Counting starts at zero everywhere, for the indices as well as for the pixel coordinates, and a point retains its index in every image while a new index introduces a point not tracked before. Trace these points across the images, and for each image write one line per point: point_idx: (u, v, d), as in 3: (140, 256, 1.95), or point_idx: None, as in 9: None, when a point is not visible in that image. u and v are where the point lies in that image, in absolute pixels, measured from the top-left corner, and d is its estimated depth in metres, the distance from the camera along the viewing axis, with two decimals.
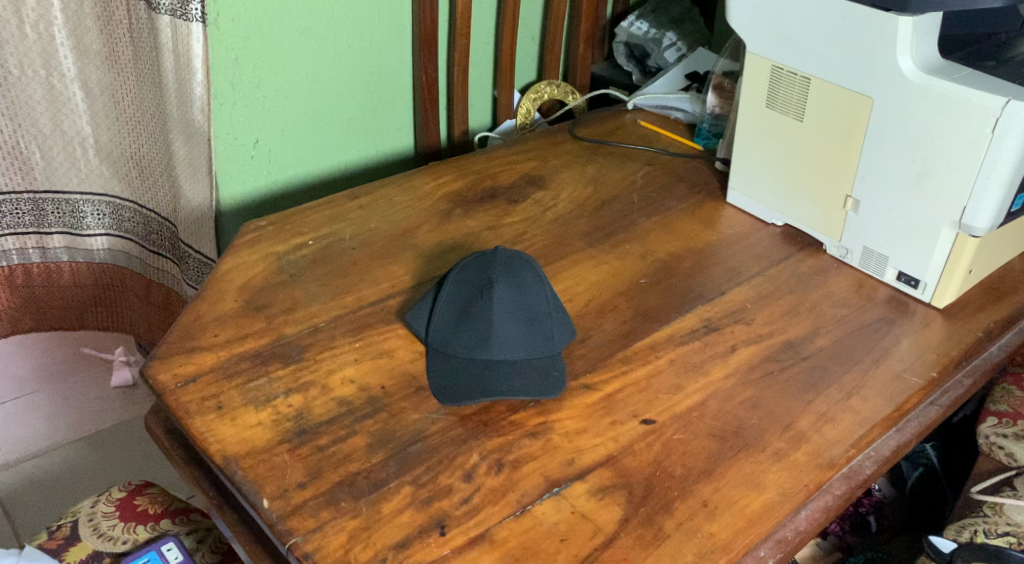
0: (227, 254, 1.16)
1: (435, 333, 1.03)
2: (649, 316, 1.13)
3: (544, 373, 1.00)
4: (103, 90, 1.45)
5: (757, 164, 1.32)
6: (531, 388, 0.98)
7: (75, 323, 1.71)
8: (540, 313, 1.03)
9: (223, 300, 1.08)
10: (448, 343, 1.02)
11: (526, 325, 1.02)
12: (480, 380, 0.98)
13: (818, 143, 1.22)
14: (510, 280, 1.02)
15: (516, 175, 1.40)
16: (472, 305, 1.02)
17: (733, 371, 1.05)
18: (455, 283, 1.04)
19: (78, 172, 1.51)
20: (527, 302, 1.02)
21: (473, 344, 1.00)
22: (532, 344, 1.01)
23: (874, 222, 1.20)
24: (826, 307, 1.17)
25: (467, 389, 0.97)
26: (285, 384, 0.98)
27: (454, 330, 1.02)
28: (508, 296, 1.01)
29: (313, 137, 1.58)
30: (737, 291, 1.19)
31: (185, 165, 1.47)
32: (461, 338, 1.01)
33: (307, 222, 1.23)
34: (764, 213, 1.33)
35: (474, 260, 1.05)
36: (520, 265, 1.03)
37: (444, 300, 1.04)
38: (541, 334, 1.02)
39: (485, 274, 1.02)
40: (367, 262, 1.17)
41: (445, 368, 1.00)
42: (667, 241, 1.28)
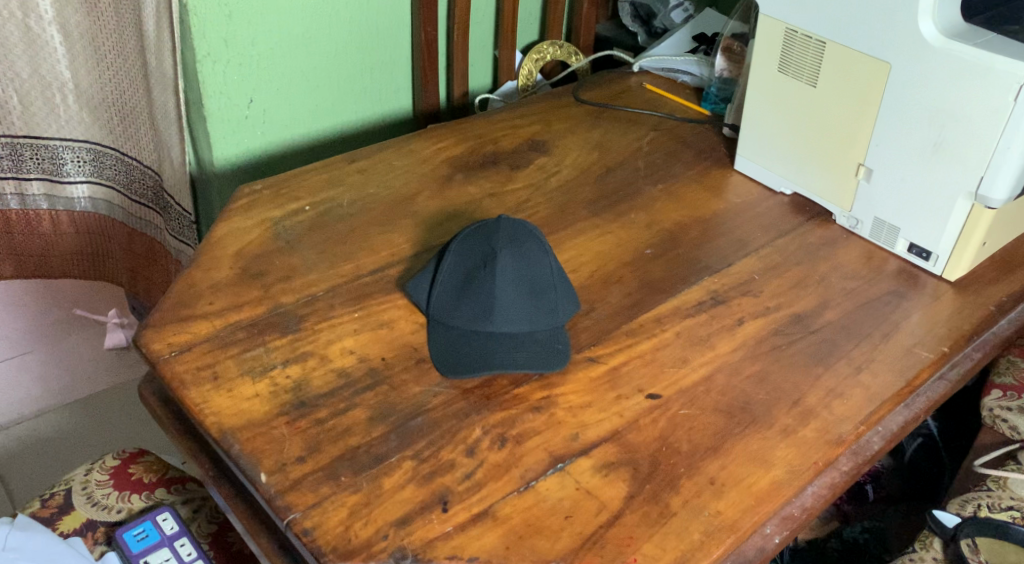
0: (223, 219, 1.13)
1: (438, 303, 1.01)
2: (654, 288, 1.11)
3: (548, 346, 0.98)
4: (94, 41, 1.44)
5: (767, 132, 1.29)
6: (534, 362, 0.96)
7: (57, 273, 1.69)
8: (545, 284, 1.01)
9: (218, 267, 1.06)
10: (449, 314, 0.99)
11: (530, 296, 1.00)
12: (482, 353, 0.96)
13: (829, 110, 1.19)
14: (515, 251, 1.00)
15: (518, 139, 1.37)
16: (475, 274, 0.99)
17: (740, 345, 1.03)
18: (458, 253, 1.01)
19: (62, 122, 1.48)
20: (531, 272, 1.00)
21: (475, 315, 0.98)
22: (536, 316, 0.99)
23: (887, 193, 1.17)
24: (834, 279, 1.15)
25: (469, 362, 0.95)
26: (283, 354, 0.96)
27: (457, 300, 1.00)
28: (513, 266, 0.99)
29: (309, 98, 1.55)
30: (745, 262, 1.17)
31: (164, 116, 1.46)
32: (463, 308, 0.99)
33: (303, 186, 1.20)
34: (773, 181, 1.31)
35: (478, 229, 1.02)
36: (524, 234, 1.01)
37: (446, 269, 1.01)
38: (546, 306, 1.00)
39: (488, 243, 1.00)
40: (366, 230, 1.15)
41: (447, 339, 0.98)
42: (673, 211, 1.25)
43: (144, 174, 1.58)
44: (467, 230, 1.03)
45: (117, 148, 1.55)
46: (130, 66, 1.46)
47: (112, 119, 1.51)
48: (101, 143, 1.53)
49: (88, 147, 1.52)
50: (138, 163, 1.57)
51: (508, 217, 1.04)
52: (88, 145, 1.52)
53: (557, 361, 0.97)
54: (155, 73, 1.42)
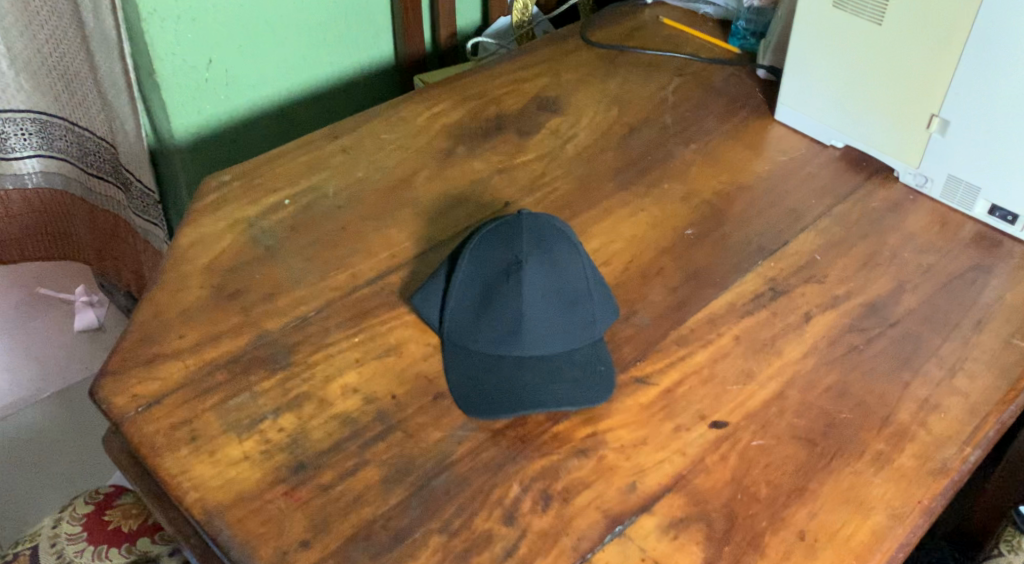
0: (188, 224, 0.96)
1: (452, 321, 0.85)
2: (702, 280, 0.95)
3: (586, 369, 0.83)
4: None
5: (818, 74, 1.11)
6: (574, 392, 0.81)
7: (13, 255, 1.46)
8: (578, 292, 0.85)
9: (186, 287, 0.89)
10: (468, 336, 0.84)
11: (563, 309, 0.84)
12: (511, 384, 0.81)
13: (900, 49, 1.01)
14: (543, 257, 0.83)
15: (524, 97, 1.18)
16: (498, 287, 0.83)
17: (811, 350, 0.88)
18: (474, 260, 0.84)
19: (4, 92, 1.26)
20: (563, 280, 0.84)
21: (499, 337, 0.83)
22: (571, 332, 0.84)
23: (967, 147, 1.00)
24: (908, 254, 0.99)
25: (498, 398, 0.80)
26: (274, 400, 0.79)
27: (476, 318, 0.84)
28: (543, 275, 0.83)
29: (279, 53, 1.35)
30: (803, 239, 1.00)
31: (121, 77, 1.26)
32: (485, 328, 0.83)
33: (281, 174, 1.03)
34: (822, 134, 1.13)
35: (496, 227, 0.85)
36: (553, 234, 0.85)
37: (461, 280, 0.85)
38: (581, 320, 0.85)
39: (511, 248, 0.83)
40: (359, 226, 0.98)
41: (466, 367, 0.83)
42: (712, 177, 1.08)
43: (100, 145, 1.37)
44: (482, 230, 0.86)
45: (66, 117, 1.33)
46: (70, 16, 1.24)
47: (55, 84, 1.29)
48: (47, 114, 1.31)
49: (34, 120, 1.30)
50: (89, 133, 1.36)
51: (531, 211, 0.87)
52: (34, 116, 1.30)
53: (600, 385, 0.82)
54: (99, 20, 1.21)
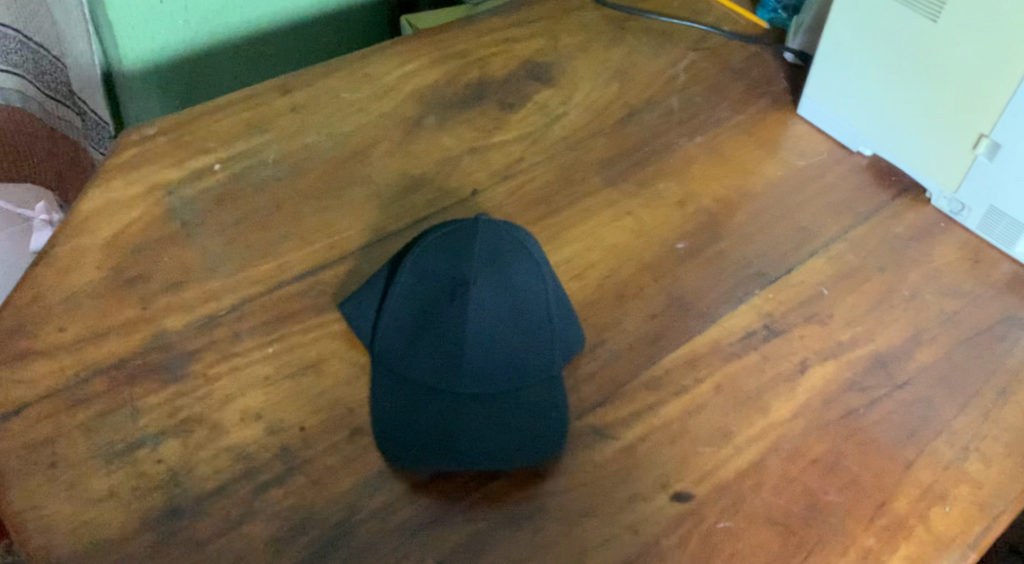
0: (96, 185, 0.82)
1: (383, 344, 0.71)
2: (687, 307, 0.81)
3: (540, 415, 0.69)
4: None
5: (852, 71, 0.96)
6: (520, 445, 0.67)
7: None
8: (537, 318, 0.71)
9: (79, 266, 0.76)
10: (400, 363, 0.70)
11: (516, 338, 0.70)
12: (446, 429, 0.67)
13: (950, 56, 0.86)
14: (496, 274, 0.70)
15: (512, 61, 1.03)
16: (440, 308, 0.70)
17: (803, 409, 0.75)
18: (414, 272, 0.71)
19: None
20: (517, 302, 0.71)
21: (435, 367, 0.69)
22: (523, 367, 0.70)
23: (1015, 177, 0.85)
24: (930, 296, 0.85)
25: (427, 447, 0.67)
26: (159, 422, 0.67)
27: (410, 342, 0.70)
28: (493, 297, 0.70)
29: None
30: (810, 266, 0.86)
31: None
32: (420, 357, 0.70)
33: (216, 131, 0.88)
34: (849, 137, 0.98)
35: (444, 235, 0.72)
36: (510, 247, 0.71)
37: (398, 295, 0.71)
38: (537, 352, 0.71)
39: (459, 263, 0.70)
40: (296, 205, 0.84)
41: (393, 402, 0.69)
42: (715, 178, 0.94)
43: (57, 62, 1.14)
44: (428, 237, 0.73)
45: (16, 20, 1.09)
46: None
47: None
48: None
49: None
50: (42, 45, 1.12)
51: (488, 217, 0.74)
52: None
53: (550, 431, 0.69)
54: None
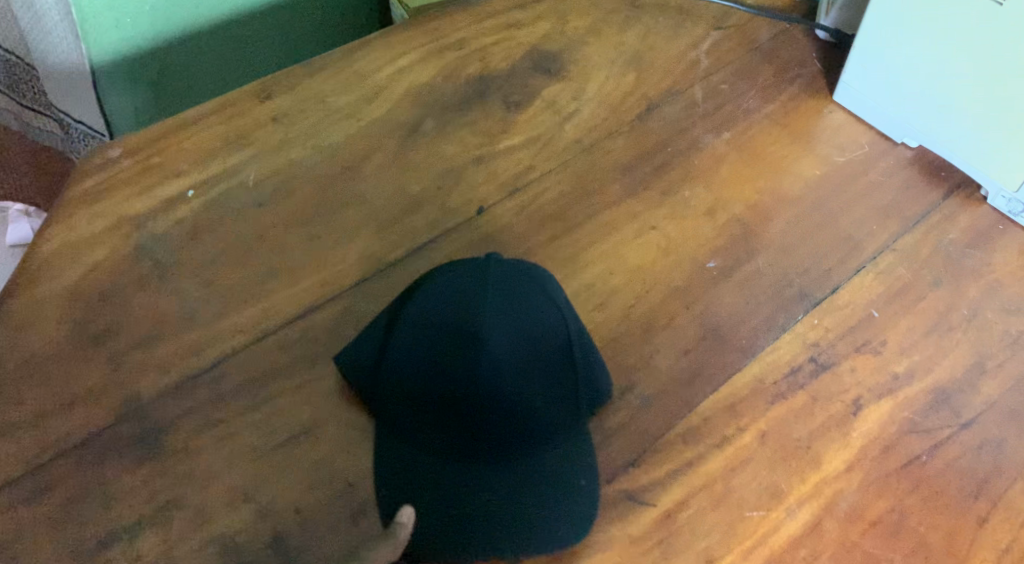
0: (56, 222, 0.72)
1: (384, 406, 0.64)
2: (725, 339, 0.72)
3: (566, 481, 0.63)
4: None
5: (898, 54, 0.85)
6: (546, 517, 0.62)
7: None
8: (557, 369, 0.65)
9: (38, 321, 0.67)
10: (411, 431, 0.64)
11: (535, 395, 0.64)
12: (464, 504, 0.62)
13: (1017, 43, 0.76)
14: (511, 326, 0.64)
15: (517, 48, 0.92)
16: (448, 366, 0.63)
17: (859, 459, 0.67)
18: (415, 326, 0.64)
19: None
20: (535, 355, 0.65)
21: (448, 432, 0.63)
22: (544, 426, 0.64)
23: None
24: (992, 314, 0.76)
25: (445, 527, 0.62)
26: (136, 509, 0.61)
27: (416, 405, 0.64)
28: (509, 352, 0.64)
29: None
30: (859, 283, 0.77)
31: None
32: (429, 422, 0.64)
33: (188, 149, 0.78)
34: (893, 126, 0.88)
35: (447, 282, 0.65)
36: (523, 294, 0.65)
37: (401, 354, 0.64)
38: (558, 407, 0.65)
39: (468, 315, 0.64)
40: (281, 234, 0.74)
41: (400, 474, 0.63)
42: (749, 180, 0.84)
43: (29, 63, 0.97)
44: (427, 282, 0.66)
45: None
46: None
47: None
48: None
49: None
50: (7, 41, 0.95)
51: (493, 258, 0.67)
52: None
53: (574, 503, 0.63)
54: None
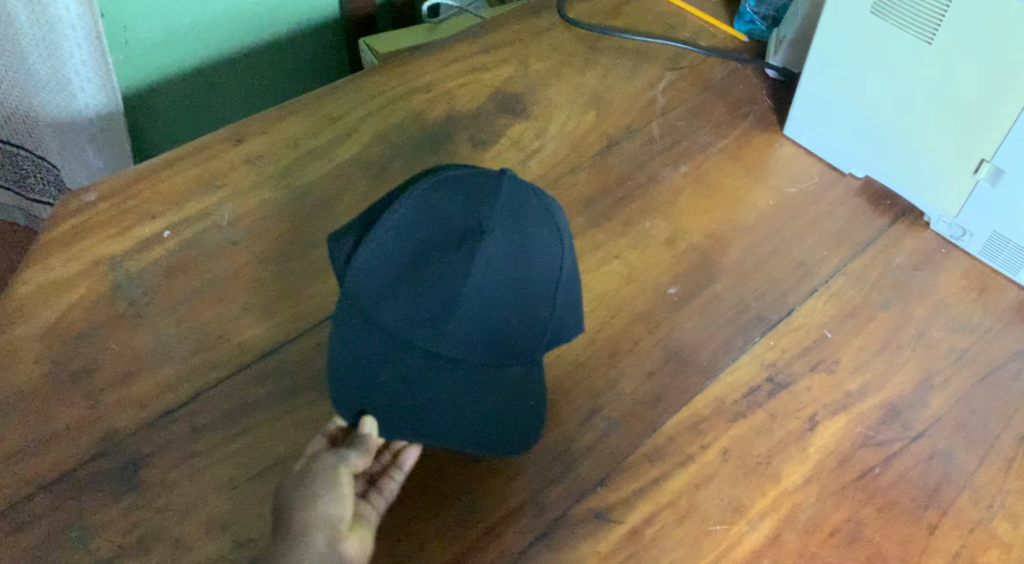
0: (33, 265, 0.74)
1: (363, 286, 0.66)
2: (687, 361, 0.75)
3: (517, 399, 0.68)
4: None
5: (843, 77, 0.88)
6: (493, 434, 0.66)
7: None
8: (540, 291, 0.67)
9: (16, 360, 0.69)
10: (372, 311, 0.66)
11: (510, 306, 0.67)
12: (415, 400, 0.66)
13: (944, 77, 0.80)
14: (511, 238, 0.66)
15: (481, 91, 0.95)
16: (440, 259, 0.65)
17: (817, 472, 0.70)
18: (418, 209, 0.65)
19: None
20: (521, 272, 0.66)
21: (416, 323, 0.66)
22: (509, 337, 0.67)
23: (1019, 204, 0.80)
24: (938, 333, 0.80)
25: (387, 417, 0.65)
26: (114, 541, 0.61)
27: (389, 283, 0.66)
28: (501, 260, 0.66)
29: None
30: (812, 306, 0.80)
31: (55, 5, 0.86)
32: (396, 303, 0.66)
33: (164, 192, 0.81)
34: (840, 158, 0.92)
35: (463, 178, 0.67)
36: (533, 215, 0.67)
37: (394, 230, 0.65)
38: (529, 322, 0.68)
39: (473, 214, 0.65)
40: (256, 270, 0.77)
41: (360, 360, 0.66)
42: (706, 211, 0.87)
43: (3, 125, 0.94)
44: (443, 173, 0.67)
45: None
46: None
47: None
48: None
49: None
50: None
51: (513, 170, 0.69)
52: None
53: (536, 517, 0.65)
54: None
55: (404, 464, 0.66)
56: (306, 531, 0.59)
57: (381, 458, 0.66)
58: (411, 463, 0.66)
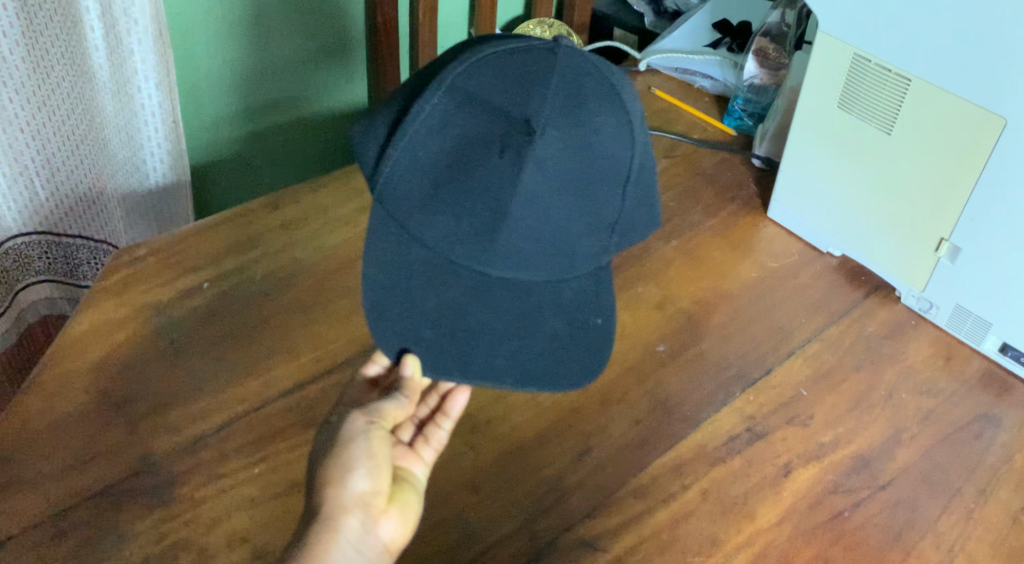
0: (87, 308, 0.82)
1: (408, 190, 0.68)
2: (672, 411, 0.82)
3: (583, 317, 0.72)
4: (87, 11, 0.95)
5: (821, 159, 0.96)
6: (558, 362, 0.71)
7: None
8: (601, 190, 0.70)
9: (67, 390, 0.76)
10: (418, 222, 0.68)
11: (567, 207, 0.69)
12: (470, 326, 0.70)
13: (907, 163, 0.88)
14: (564, 132, 0.68)
15: None
16: (487, 159, 0.67)
17: (788, 514, 0.76)
18: (457, 103, 0.67)
19: (23, 142, 0.96)
20: (574, 169, 0.69)
21: (464, 236, 0.68)
22: (567, 244, 0.70)
23: (977, 278, 0.86)
24: (906, 394, 0.86)
25: (431, 349, 0.69)
26: (145, 549, 0.68)
27: (429, 189, 0.68)
28: (552, 157, 0.68)
29: (266, 83, 1.14)
30: (789, 367, 0.87)
31: (139, 99, 1.04)
32: (440, 213, 0.68)
33: (204, 249, 0.89)
34: (818, 238, 1.00)
35: (502, 62, 0.68)
36: (590, 104, 0.69)
37: (437, 128, 0.67)
38: (587, 225, 0.70)
39: (518, 105, 0.67)
40: (283, 319, 0.84)
41: (410, 269, 0.69)
42: (694, 280, 0.95)
43: (90, 216, 1.06)
44: (480, 55, 0.68)
45: (64, 174, 1.01)
46: (98, 38, 0.98)
47: (71, 130, 0.99)
48: (48, 169, 1.00)
49: (16, 178, 0.98)
50: (77, 195, 1.04)
51: (562, 45, 0.70)
52: (26, 168, 0.98)
53: (529, 541, 0.72)
54: (141, 37, 0.99)
55: (450, 412, 0.76)
56: (345, 507, 0.68)
57: (430, 402, 0.78)
58: (458, 410, 0.76)
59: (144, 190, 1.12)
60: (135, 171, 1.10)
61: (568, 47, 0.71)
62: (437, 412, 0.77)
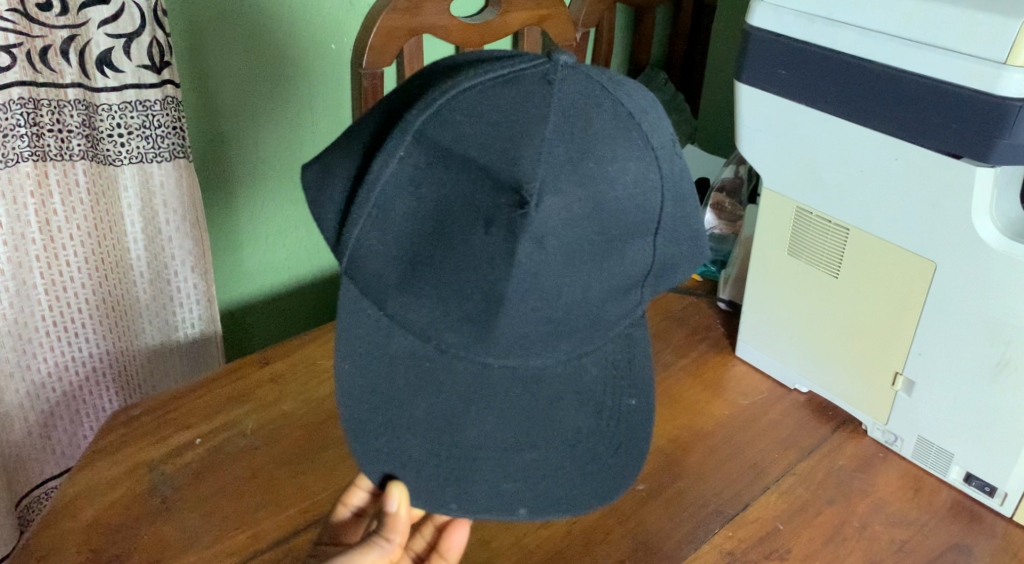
0: (88, 469, 0.85)
1: (396, 266, 0.69)
2: (653, 551, 0.84)
3: (618, 398, 0.75)
4: (127, 207, 1.02)
5: (783, 293, 1.01)
6: (574, 473, 0.72)
7: None
8: (613, 259, 0.71)
9: (64, 552, 0.78)
10: (410, 298, 0.70)
11: (576, 277, 0.70)
12: (480, 447, 0.71)
13: (863, 297, 0.93)
14: (562, 199, 0.68)
15: None
16: (478, 231, 0.67)
17: None
18: (428, 161, 0.68)
19: (53, 346, 1.03)
20: (577, 238, 0.69)
21: (454, 325, 0.69)
22: (579, 314, 0.71)
23: (935, 410, 0.91)
24: (879, 527, 0.88)
25: (434, 476, 0.71)
26: None
27: (410, 266, 0.69)
28: (553, 231, 0.68)
29: (259, 243, 1.19)
30: (765, 503, 0.90)
31: (174, 282, 1.08)
32: (431, 286, 0.69)
33: (197, 408, 0.92)
34: (783, 373, 1.04)
35: (479, 100, 0.68)
36: (596, 163, 0.69)
37: (424, 196, 0.68)
38: (603, 294, 0.71)
39: (508, 168, 0.67)
40: (274, 471, 0.87)
41: (407, 361, 0.71)
42: (671, 420, 0.98)
43: (128, 398, 1.11)
44: (451, 95, 0.69)
45: (98, 368, 1.07)
46: (137, 230, 1.03)
47: (101, 325, 1.05)
48: (78, 362, 1.05)
49: (48, 374, 1.03)
50: (107, 380, 1.08)
51: (559, 76, 0.70)
52: (55, 360, 1.03)
53: None
54: (177, 225, 1.05)
55: (448, 548, 0.81)
56: None
57: (427, 532, 0.85)
58: (459, 542, 0.81)
59: (183, 371, 1.14)
60: (178, 351, 1.13)
61: (564, 70, 0.71)
62: (437, 550, 0.82)
